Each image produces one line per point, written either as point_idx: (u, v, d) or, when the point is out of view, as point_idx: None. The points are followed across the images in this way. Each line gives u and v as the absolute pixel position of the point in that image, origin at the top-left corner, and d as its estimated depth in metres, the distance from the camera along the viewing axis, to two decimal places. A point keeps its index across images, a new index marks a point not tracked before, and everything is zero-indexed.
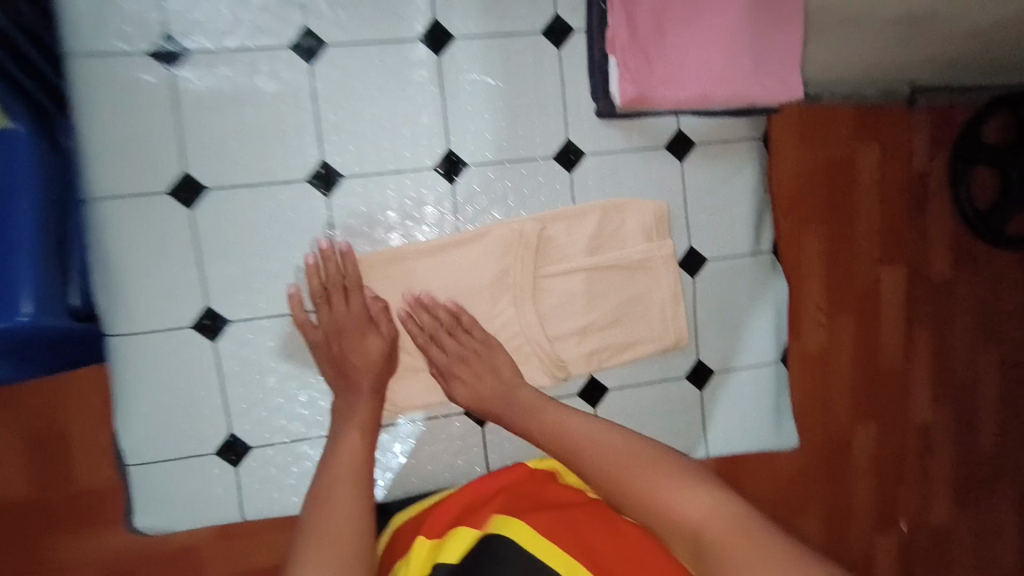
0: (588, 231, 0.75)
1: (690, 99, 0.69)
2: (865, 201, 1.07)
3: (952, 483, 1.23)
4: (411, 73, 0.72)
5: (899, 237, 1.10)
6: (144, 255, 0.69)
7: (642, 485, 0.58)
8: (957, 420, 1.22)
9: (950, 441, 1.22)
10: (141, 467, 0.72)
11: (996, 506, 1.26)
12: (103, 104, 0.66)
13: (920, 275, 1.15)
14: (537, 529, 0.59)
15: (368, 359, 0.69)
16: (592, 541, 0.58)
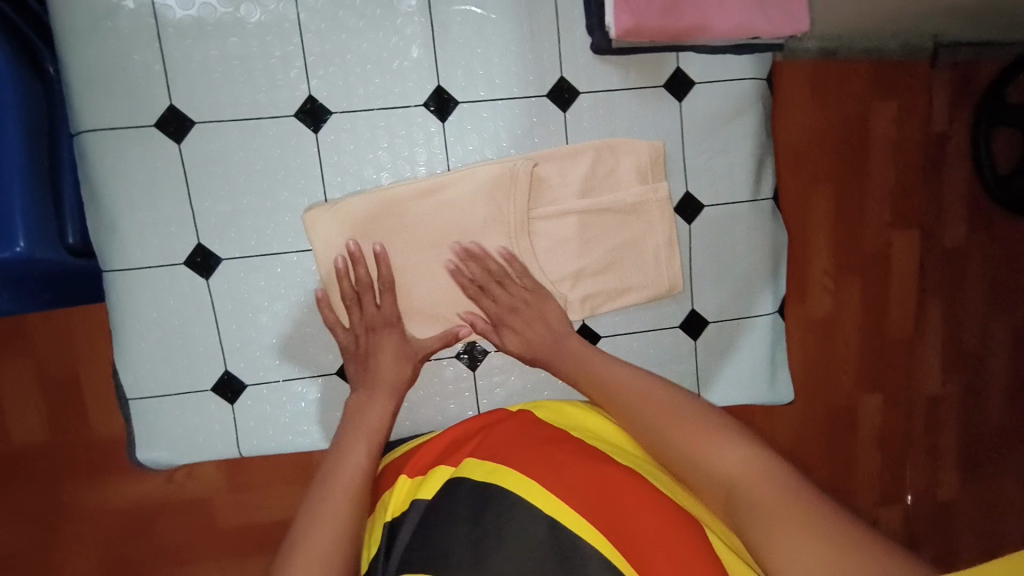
0: (581, 172, 0.74)
1: (688, 31, 0.65)
2: (880, 159, 1.06)
3: (961, 458, 1.23)
4: (398, 2, 0.69)
5: (911, 201, 1.09)
6: (134, 191, 0.69)
7: (681, 434, 0.59)
8: (966, 391, 1.22)
9: (960, 413, 1.22)
10: (141, 401, 0.73)
11: (1008, 484, 1.25)
12: (82, 30, 0.65)
13: (930, 238, 1.14)
14: (521, 473, 0.63)
15: (395, 361, 0.69)
16: (572, 475, 0.62)
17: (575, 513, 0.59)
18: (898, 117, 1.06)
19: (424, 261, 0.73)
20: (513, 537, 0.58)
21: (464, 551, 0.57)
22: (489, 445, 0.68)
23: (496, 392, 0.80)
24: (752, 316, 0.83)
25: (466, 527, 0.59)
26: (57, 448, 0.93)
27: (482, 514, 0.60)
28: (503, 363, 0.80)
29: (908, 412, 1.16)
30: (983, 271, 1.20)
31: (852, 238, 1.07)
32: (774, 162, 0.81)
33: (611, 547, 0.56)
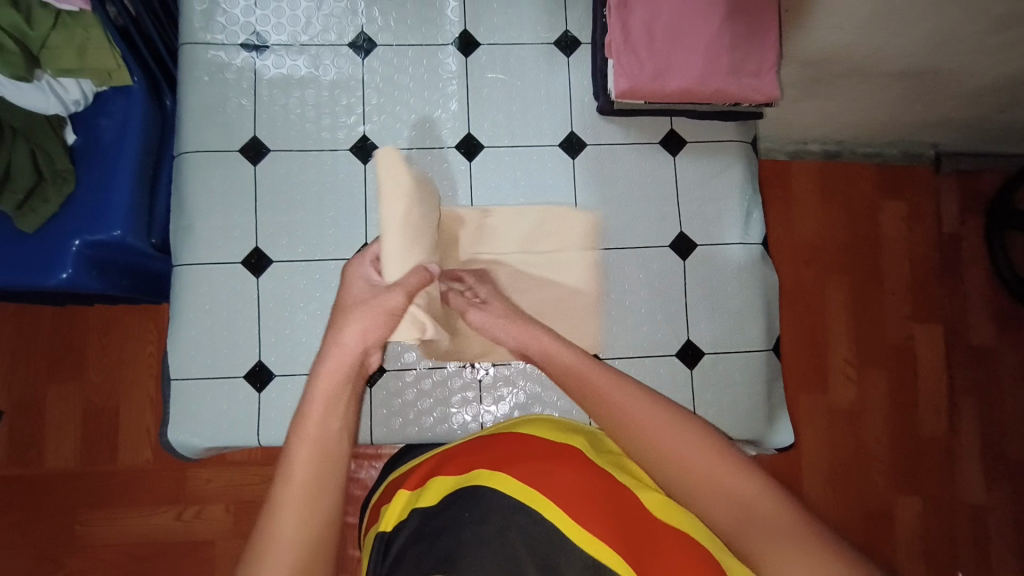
0: (580, 228, 0.87)
1: (676, 93, 0.79)
2: (893, 262, 1.43)
3: (924, 519, 1.43)
4: (442, 69, 0.87)
5: (926, 299, 1.45)
6: (212, 200, 0.83)
7: (705, 462, 0.53)
8: (926, 457, 1.43)
9: (921, 476, 1.43)
10: (179, 382, 0.81)
11: (958, 543, 1.45)
12: (199, 79, 0.85)
13: (939, 334, 1.45)
14: (519, 478, 0.58)
15: (371, 316, 0.63)
16: (574, 486, 0.58)
17: (577, 523, 0.54)
18: (909, 219, 1.44)
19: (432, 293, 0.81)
20: (516, 544, 0.54)
21: (463, 555, 0.53)
22: (482, 452, 0.63)
23: (499, 405, 0.85)
24: (747, 351, 0.87)
25: (470, 531, 0.54)
26: (85, 471, 1.19)
27: (484, 521, 0.55)
28: (508, 377, 0.85)
29: (868, 473, 1.41)
30: (935, 354, 1.44)
31: (866, 328, 1.41)
32: (762, 211, 0.91)
33: (618, 563, 0.51)
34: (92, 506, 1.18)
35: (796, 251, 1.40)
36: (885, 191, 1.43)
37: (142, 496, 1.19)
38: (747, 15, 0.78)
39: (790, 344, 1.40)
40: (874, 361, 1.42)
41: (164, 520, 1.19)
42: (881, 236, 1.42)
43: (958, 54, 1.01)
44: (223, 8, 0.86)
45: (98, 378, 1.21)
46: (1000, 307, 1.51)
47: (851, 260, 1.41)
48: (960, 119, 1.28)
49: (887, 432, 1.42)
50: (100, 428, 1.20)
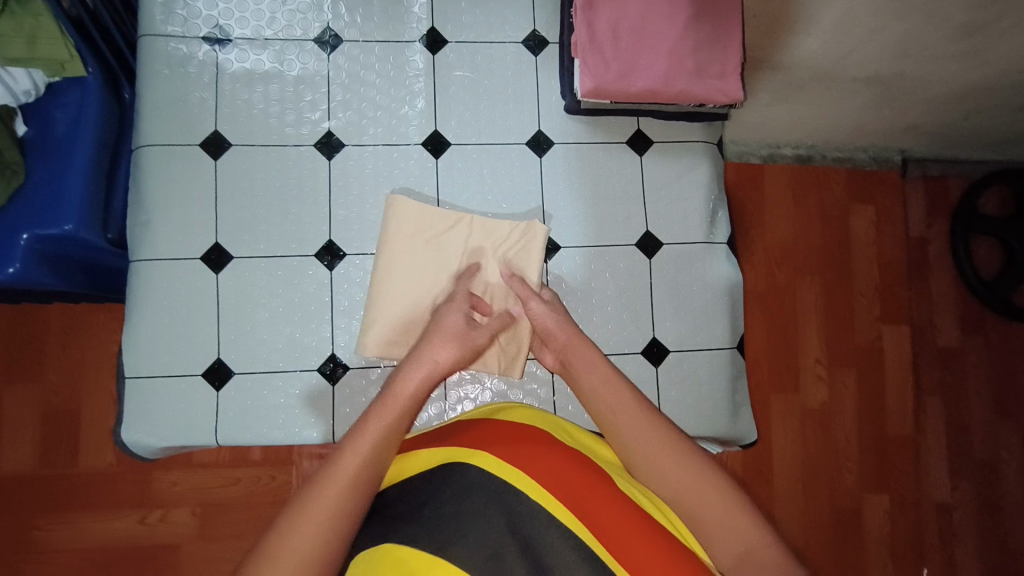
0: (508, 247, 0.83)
1: (641, 94, 0.80)
2: (862, 264, 1.46)
3: (892, 515, 1.46)
4: (409, 66, 0.87)
5: (893, 302, 1.47)
6: (171, 196, 0.82)
7: (694, 484, 0.56)
8: (893, 455, 1.46)
9: (888, 474, 1.45)
10: (135, 380, 0.79)
11: (923, 539, 1.48)
12: (159, 71, 0.83)
13: (907, 335, 1.48)
14: (505, 457, 0.57)
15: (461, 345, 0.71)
16: (559, 467, 0.57)
17: (563, 504, 0.54)
18: (877, 223, 1.47)
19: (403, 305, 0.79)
20: (498, 516, 0.53)
21: (445, 526, 0.52)
22: (469, 432, 0.62)
23: (464, 403, 0.84)
24: (711, 349, 0.88)
25: (452, 504, 0.54)
26: (43, 476, 1.15)
27: (466, 496, 0.54)
28: (474, 375, 0.85)
29: (838, 471, 1.43)
30: (903, 354, 1.47)
31: (836, 330, 1.44)
32: (727, 211, 0.92)
33: (600, 543, 0.51)
34: (50, 511, 1.15)
35: (771, 250, 1.41)
36: (855, 195, 1.45)
37: (103, 500, 1.16)
38: (710, 17, 0.78)
39: (765, 343, 1.41)
40: (844, 361, 1.44)
41: (126, 525, 1.16)
42: (850, 239, 1.45)
43: (922, 60, 1.03)
44: (185, 1, 0.84)
45: (58, 381, 1.17)
46: (965, 311, 1.55)
47: (821, 262, 1.43)
48: (925, 125, 1.31)
49: (856, 431, 1.44)
50: (60, 431, 1.16)
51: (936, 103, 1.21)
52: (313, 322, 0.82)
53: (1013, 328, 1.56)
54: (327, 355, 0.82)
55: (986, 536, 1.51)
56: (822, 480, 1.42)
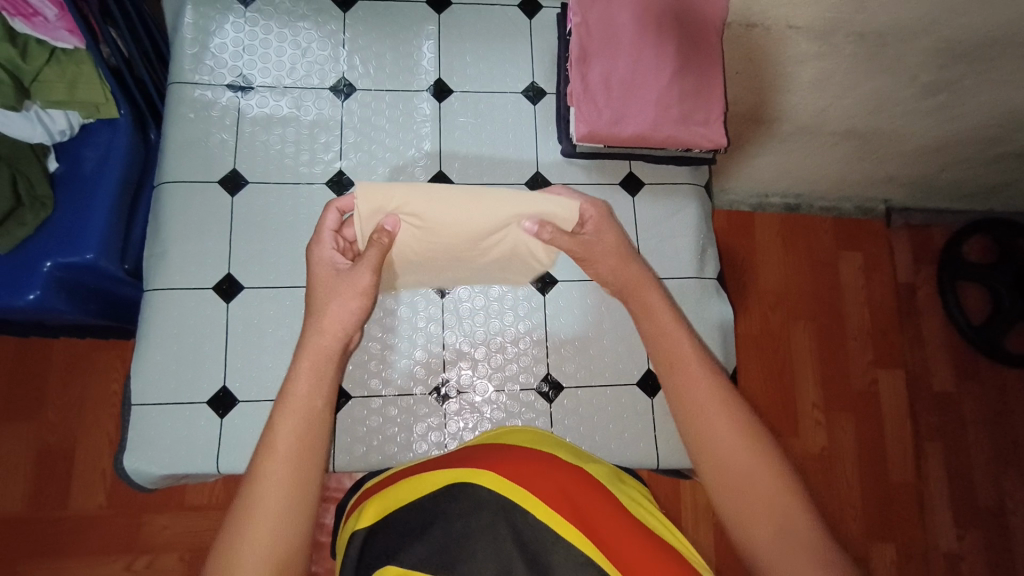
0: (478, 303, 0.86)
1: (631, 138, 0.86)
2: (853, 307, 1.50)
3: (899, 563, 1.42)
4: (416, 112, 0.94)
5: (886, 344, 1.50)
6: (188, 228, 0.86)
7: (732, 438, 0.61)
8: (896, 498, 1.44)
9: (892, 519, 1.43)
10: (140, 408, 0.81)
11: None
12: (184, 114, 0.90)
13: (903, 379, 1.50)
14: (510, 476, 0.56)
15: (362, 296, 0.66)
16: (564, 490, 0.57)
17: (572, 525, 0.53)
18: (865, 269, 1.52)
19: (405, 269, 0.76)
20: (507, 535, 0.51)
21: (452, 547, 0.51)
22: (475, 455, 0.61)
23: (463, 434, 0.85)
24: None
25: (460, 522, 0.52)
26: (32, 515, 1.13)
27: (475, 513, 0.53)
28: (474, 405, 0.86)
29: (841, 514, 1.41)
30: (898, 395, 1.49)
31: (832, 371, 1.46)
32: (716, 249, 0.97)
33: (610, 564, 0.50)
34: (36, 554, 1.12)
35: (767, 293, 1.46)
36: (842, 241, 1.51)
37: (93, 543, 1.13)
38: (693, 72, 0.86)
39: (763, 383, 1.42)
40: (842, 400, 1.45)
41: (112, 568, 1.12)
42: (840, 280, 1.50)
43: (892, 116, 1.11)
44: (213, 52, 0.92)
45: (56, 418, 1.17)
46: (958, 355, 1.57)
47: (814, 306, 1.47)
48: (904, 176, 1.39)
49: (855, 474, 1.43)
50: (54, 470, 1.15)
51: (911, 156, 1.28)
52: None
53: (1006, 373, 1.58)
54: None
55: None
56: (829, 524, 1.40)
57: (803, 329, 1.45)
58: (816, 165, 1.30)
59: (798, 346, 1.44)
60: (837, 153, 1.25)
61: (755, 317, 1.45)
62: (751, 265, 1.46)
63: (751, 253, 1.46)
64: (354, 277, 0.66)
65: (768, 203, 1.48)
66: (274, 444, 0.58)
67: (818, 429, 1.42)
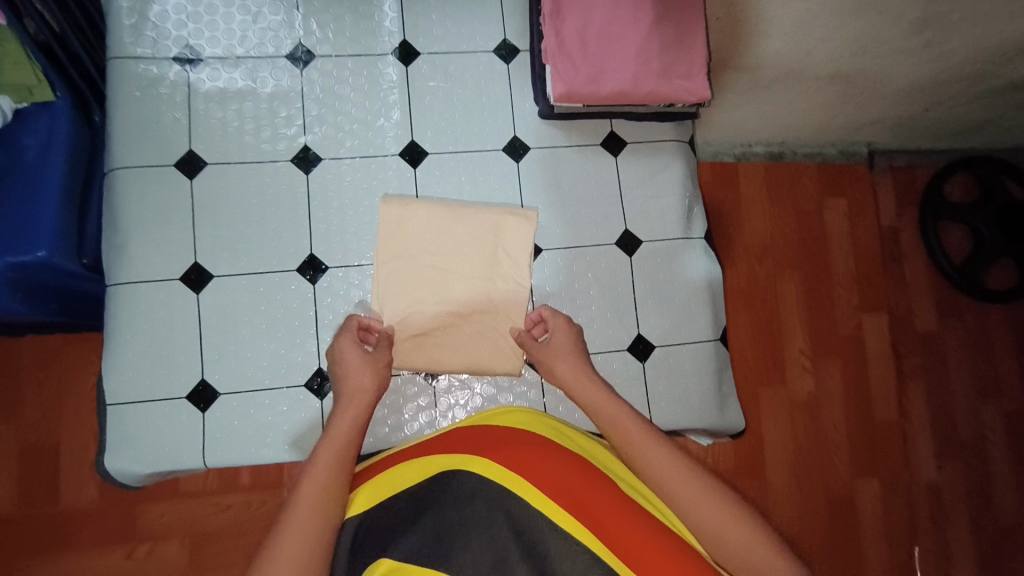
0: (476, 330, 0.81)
1: (611, 96, 0.81)
2: (838, 255, 1.49)
3: (883, 500, 1.47)
4: (382, 78, 0.88)
5: (871, 290, 1.51)
6: (146, 217, 0.81)
7: (708, 503, 0.58)
8: (880, 439, 1.48)
9: (876, 458, 1.47)
10: (116, 408, 0.78)
11: (914, 518, 1.49)
12: (129, 93, 0.83)
13: (889, 324, 1.52)
14: (502, 463, 0.58)
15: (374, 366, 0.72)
16: (559, 471, 0.57)
17: (564, 508, 0.54)
18: (850, 215, 1.51)
19: (406, 289, 0.80)
20: (501, 522, 0.54)
21: (447, 537, 0.53)
22: (466, 439, 0.63)
23: (454, 410, 0.84)
24: (695, 342, 0.89)
25: (455, 511, 0.55)
26: (23, 514, 1.12)
27: (469, 502, 0.56)
28: (463, 381, 0.84)
29: (828, 456, 1.45)
30: (882, 341, 1.50)
31: (819, 320, 1.47)
32: (703, 207, 0.94)
33: (601, 543, 0.51)
34: (32, 552, 1.11)
35: (754, 245, 1.44)
36: (828, 188, 1.49)
37: (90, 535, 1.12)
38: (673, 20, 0.80)
39: (750, 335, 1.42)
40: (829, 347, 1.47)
41: (112, 560, 1.12)
42: (826, 228, 1.49)
43: (878, 56, 1.06)
44: (153, 22, 0.84)
45: (36, 416, 1.14)
46: (941, 296, 1.59)
47: (800, 256, 1.46)
48: (888, 119, 1.36)
49: (841, 418, 1.46)
50: (40, 468, 1.13)
51: (896, 97, 1.25)
52: (298, 337, 0.82)
53: (988, 311, 1.61)
54: (313, 369, 0.81)
55: (975, 512, 1.54)
56: (817, 467, 1.44)
57: (790, 280, 1.45)
58: (801, 110, 1.26)
59: (784, 297, 1.44)
60: (822, 96, 1.20)
61: (742, 268, 1.43)
62: (739, 216, 1.44)
63: (738, 205, 1.43)
64: (375, 356, 0.72)
65: (753, 154, 1.45)
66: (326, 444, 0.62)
67: (804, 378, 1.44)
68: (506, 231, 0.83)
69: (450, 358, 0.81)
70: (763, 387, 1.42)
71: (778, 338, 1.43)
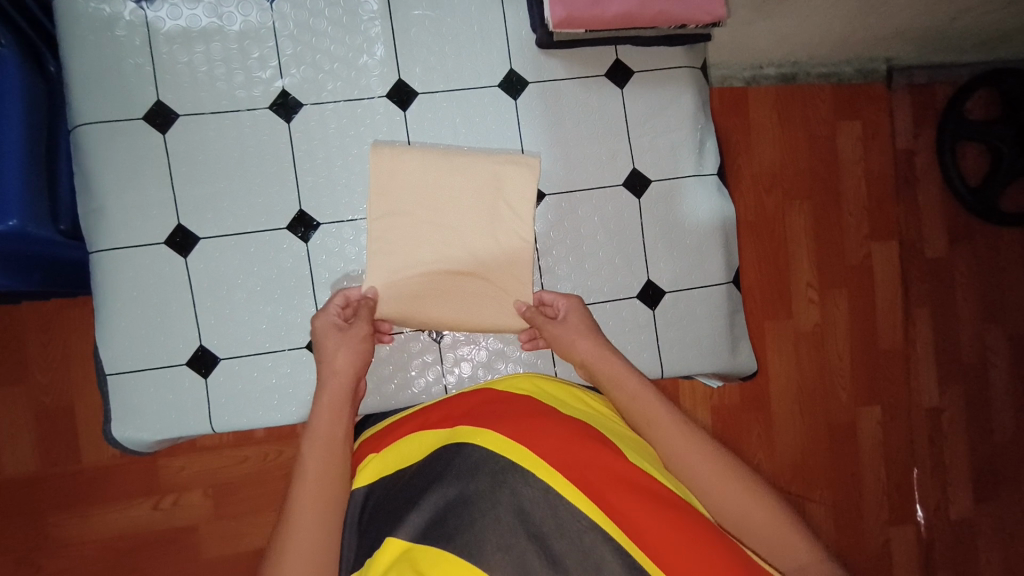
0: (476, 279, 0.78)
1: (617, 20, 0.73)
2: (850, 182, 1.43)
3: (883, 427, 1.50)
4: (361, 8, 0.79)
5: (882, 218, 1.46)
6: (121, 178, 0.75)
7: (719, 478, 0.59)
8: (882, 369, 1.49)
9: (877, 387, 1.49)
10: (116, 378, 0.76)
11: (913, 441, 1.52)
12: (81, 38, 0.74)
13: (900, 253, 1.48)
14: (509, 436, 0.59)
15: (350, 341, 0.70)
16: (563, 444, 0.60)
17: (570, 483, 0.56)
18: (864, 138, 1.43)
19: (399, 243, 0.77)
20: (507, 501, 0.54)
21: (453, 515, 0.53)
22: (473, 411, 0.65)
23: (461, 365, 0.82)
24: (707, 286, 0.86)
25: (457, 487, 0.56)
26: (45, 475, 1.14)
27: (473, 476, 0.56)
28: (469, 335, 0.82)
29: (831, 387, 1.46)
30: (891, 271, 1.47)
31: (827, 251, 1.43)
32: (715, 141, 0.87)
33: (607, 519, 0.54)
34: (59, 509, 1.14)
35: (763, 178, 1.38)
36: (842, 111, 1.41)
37: (114, 489, 1.15)
38: None
39: (755, 273, 1.39)
40: (836, 280, 1.44)
41: (138, 514, 1.16)
42: (839, 155, 1.41)
43: None
44: None
45: (43, 381, 1.13)
46: (954, 221, 1.53)
47: (811, 186, 1.40)
48: (912, 31, 1.25)
49: (845, 349, 1.46)
50: (57, 429, 1.14)
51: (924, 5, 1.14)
52: (294, 298, 0.79)
53: (1000, 234, 1.56)
54: None
55: (974, 433, 1.57)
56: (820, 399, 1.45)
57: (799, 214, 1.39)
58: (820, 25, 1.16)
59: (792, 231, 1.40)
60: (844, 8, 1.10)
61: (749, 203, 1.37)
62: (747, 148, 1.36)
63: (746, 135, 1.35)
64: (351, 329, 0.70)
65: (764, 77, 1.35)
66: (316, 432, 0.63)
67: (810, 313, 1.42)
68: (507, 182, 0.78)
69: (452, 310, 0.77)
70: (770, 323, 1.41)
71: (784, 274, 1.40)
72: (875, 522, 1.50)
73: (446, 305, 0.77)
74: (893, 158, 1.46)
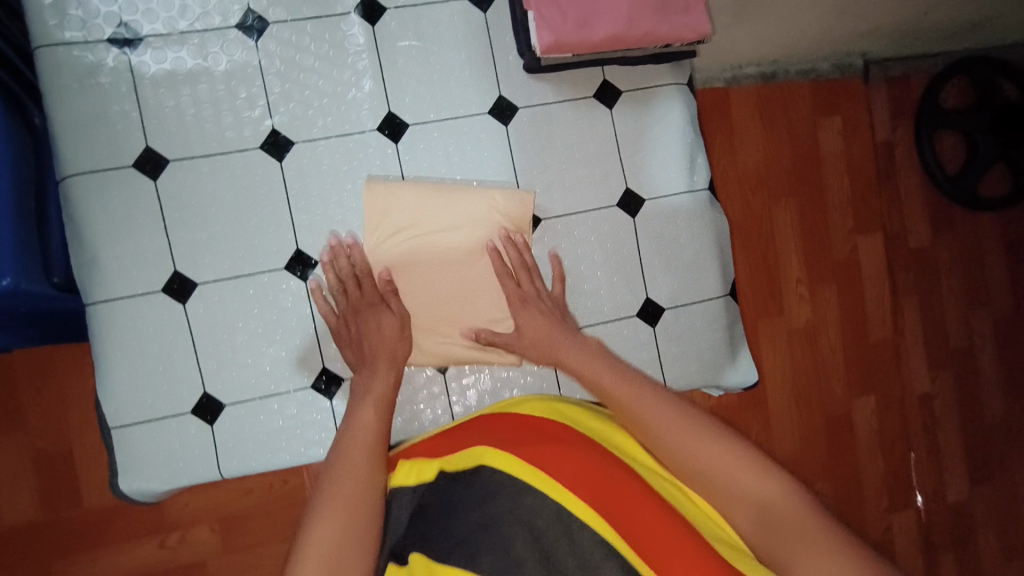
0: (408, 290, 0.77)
1: (604, 42, 0.74)
2: (834, 176, 1.45)
3: (878, 415, 1.52)
4: (348, 42, 0.79)
5: (867, 210, 1.48)
6: (113, 228, 0.74)
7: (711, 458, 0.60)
8: (874, 358, 1.51)
9: (870, 376, 1.51)
10: (119, 430, 0.75)
11: (908, 427, 1.55)
12: (63, 88, 0.73)
13: (885, 244, 1.50)
14: (521, 458, 0.60)
15: (379, 331, 0.73)
16: (578, 465, 0.59)
17: (583, 499, 0.55)
18: (845, 133, 1.45)
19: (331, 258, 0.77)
20: (523, 528, 0.54)
21: (473, 538, 0.54)
22: (493, 436, 0.66)
23: (467, 394, 0.82)
24: (705, 300, 0.87)
25: (479, 510, 0.57)
26: (47, 521, 1.12)
27: (492, 500, 0.58)
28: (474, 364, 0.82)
29: (826, 378, 1.48)
30: (878, 261, 1.50)
31: (815, 246, 1.44)
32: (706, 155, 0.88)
33: (618, 534, 0.52)
34: (63, 556, 1.12)
35: (749, 177, 1.38)
36: (822, 107, 1.42)
37: (119, 531, 1.13)
38: None
39: (745, 273, 1.41)
40: (824, 274, 1.46)
41: (144, 555, 1.14)
42: (823, 151, 1.43)
43: None
44: None
45: (39, 427, 1.11)
46: (935, 208, 1.56)
47: (796, 184, 1.41)
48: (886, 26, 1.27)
49: (838, 340, 1.48)
50: (57, 473, 1.12)
51: None
52: (296, 338, 0.78)
53: (979, 220, 1.60)
54: (319, 370, 0.79)
55: (965, 416, 1.60)
56: (817, 391, 1.47)
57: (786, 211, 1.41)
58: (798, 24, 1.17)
59: (779, 228, 1.41)
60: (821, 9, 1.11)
61: (735, 202, 1.37)
62: (729, 149, 1.36)
63: (729, 136, 1.35)
64: (374, 307, 0.74)
65: (746, 78, 1.36)
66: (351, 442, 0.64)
67: (802, 308, 1.44)
68: (502, 212, 0.79)
69: (378, 317, 0.74)
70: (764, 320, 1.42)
71: (773, 272, 1.41)
72: (876, 510, 1.52)
73: (368, 312, 0.74)
74: (874, 149, 1.48)
